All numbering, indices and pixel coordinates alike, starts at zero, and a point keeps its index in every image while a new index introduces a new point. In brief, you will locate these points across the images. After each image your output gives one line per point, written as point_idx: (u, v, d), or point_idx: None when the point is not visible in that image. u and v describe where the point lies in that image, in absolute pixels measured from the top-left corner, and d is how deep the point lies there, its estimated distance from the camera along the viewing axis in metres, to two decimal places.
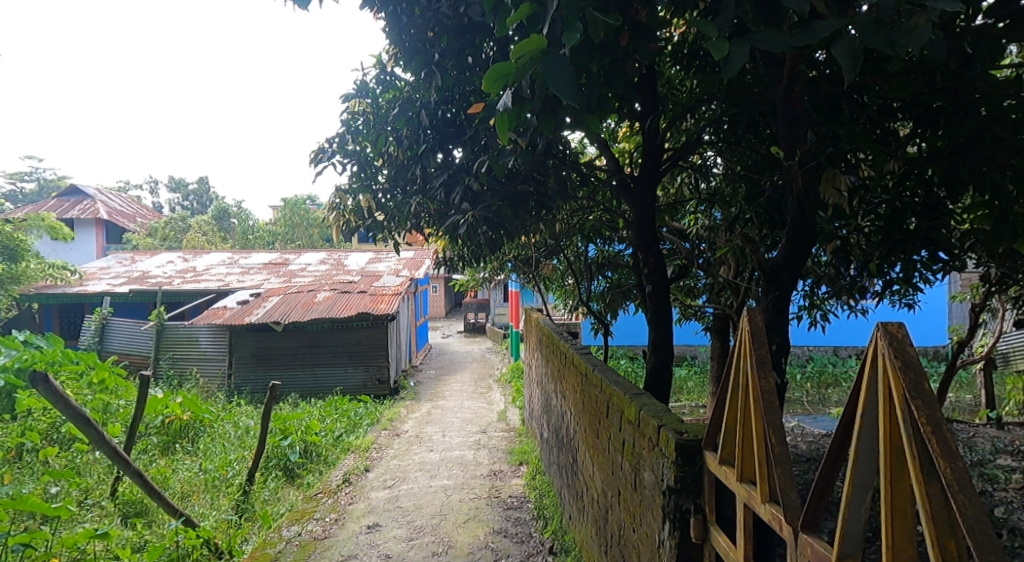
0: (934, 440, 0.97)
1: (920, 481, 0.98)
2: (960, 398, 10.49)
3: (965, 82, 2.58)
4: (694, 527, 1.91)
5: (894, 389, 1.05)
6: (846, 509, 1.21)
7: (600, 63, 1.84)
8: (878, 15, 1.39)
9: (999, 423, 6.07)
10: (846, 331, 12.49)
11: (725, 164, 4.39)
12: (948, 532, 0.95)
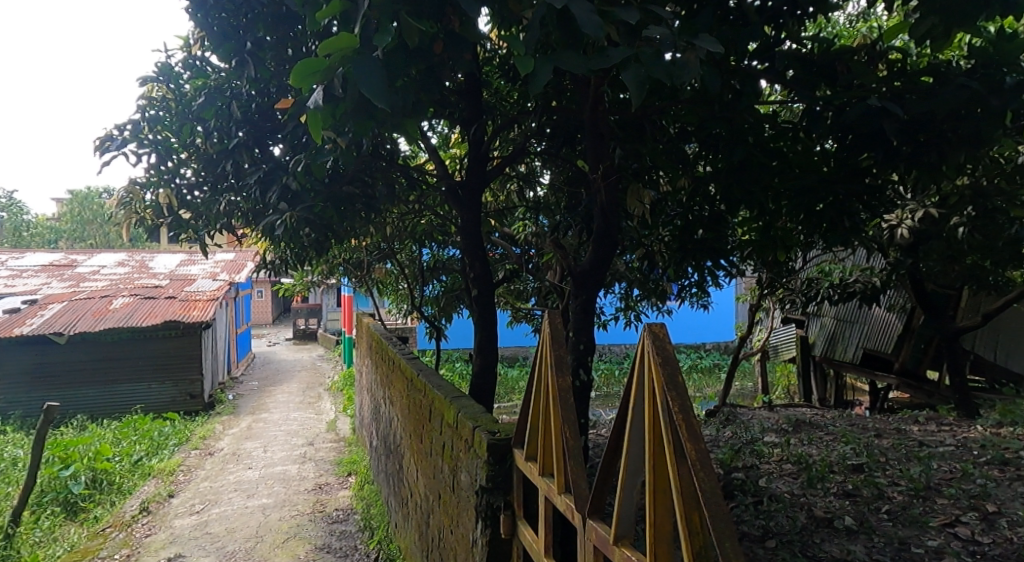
0: (683, 425, 1.08)
1: (673, 462, 1.11)
2: (743, 386, 12.16)
3: (737, 113, 2.98)
4: (504, 523, 1.98)
5: (657, 381, 1.18)
6: (622, 492, 1.32)
7: (415, 69, 1.86)
8: (659, 49, 1.55)
9: (772, 406, 7.12)
10: None
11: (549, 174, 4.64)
12: (693, 506, 1.08)
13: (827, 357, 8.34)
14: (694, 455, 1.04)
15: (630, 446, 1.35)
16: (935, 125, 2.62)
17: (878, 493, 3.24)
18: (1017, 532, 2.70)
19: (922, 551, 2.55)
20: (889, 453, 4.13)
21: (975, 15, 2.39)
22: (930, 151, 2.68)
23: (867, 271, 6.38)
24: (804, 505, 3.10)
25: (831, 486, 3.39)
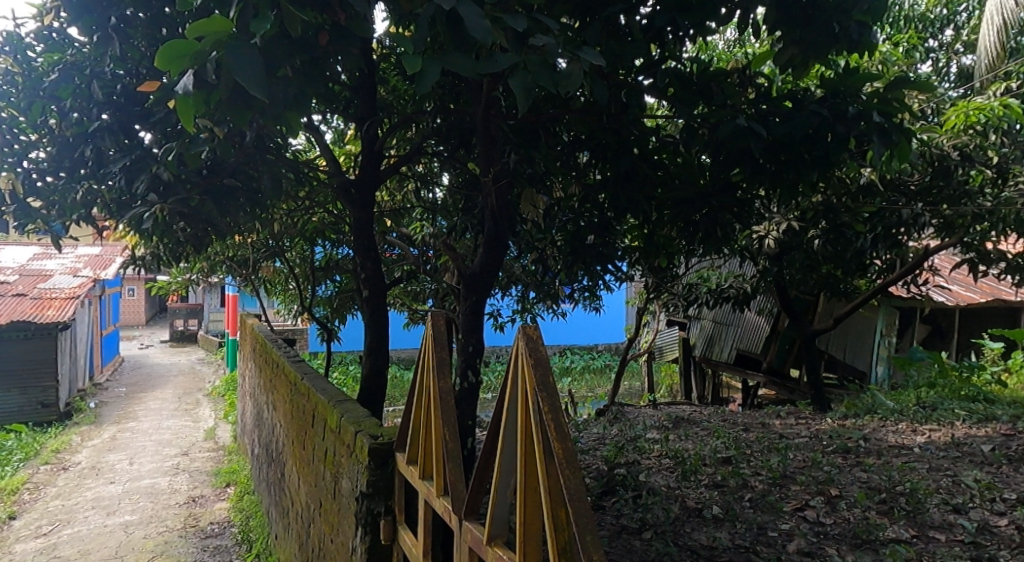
0: (552, 423, 1.12)
1: (543, 459, 1.14)
2: (631, 385, 12.78)
3: (624, 124, 3.11)
4: (384, 529, 1.95)
5: (530, 381, 1.22)
6: (495, 492, 1.34)
7: (300, 60, 1.79)
8: (545, 58, 1.59)
9: (655, 404, 7.53)
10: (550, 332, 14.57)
11: (447, 176, 4.62)
12: (559, 502, 1.12)
13: (705, 358, 8.95)
14: (561, 453, 1.07)
15: (504, 447, 1.37)
16: (793, 146, 2.89)
17: (742, 483, 3.51)
18: (855, 512, 3.03)
19: (776, 534, 2.81)
20: (754, 445, 4.49)
21: (827, 49, 2.68)
22: (790, 170, 2.96)
23: (739, 277, 6.94)
24: (677, 497, 3.31)
25: (702, 478, 3.63)
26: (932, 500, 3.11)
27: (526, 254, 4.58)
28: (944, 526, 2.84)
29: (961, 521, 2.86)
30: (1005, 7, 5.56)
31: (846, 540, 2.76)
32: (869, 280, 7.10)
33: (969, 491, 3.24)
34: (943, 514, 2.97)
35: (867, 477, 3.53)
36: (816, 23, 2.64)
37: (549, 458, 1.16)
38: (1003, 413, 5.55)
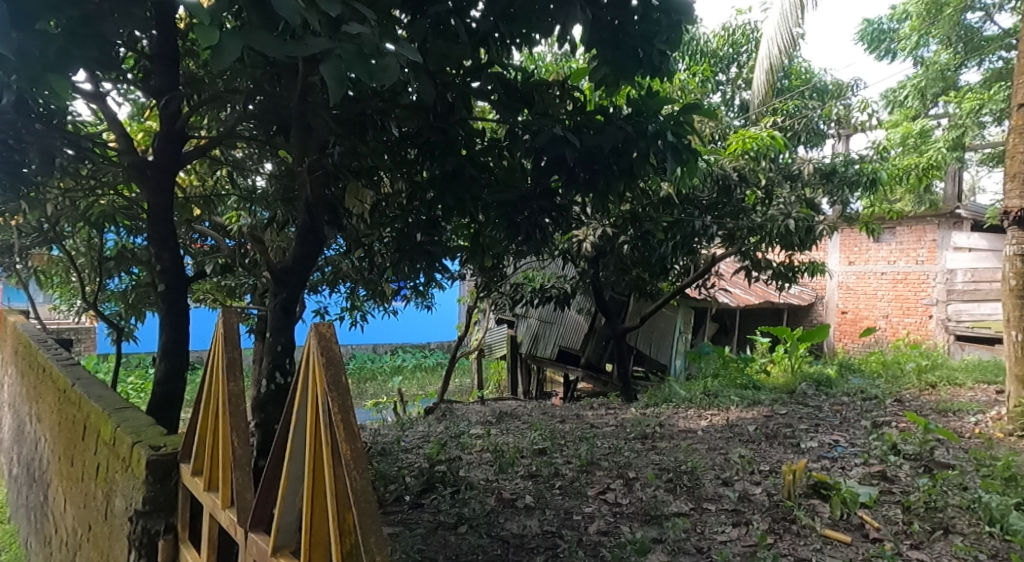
0: (341, 425, 1.11)
1: (331, 464, 1.12)
2: (461, 382, 13.03)
3: (449, 124, 3.12)
4: (163, 549, 1.78)
5: (319, 383, 1.18)
6: (284, 499, 1.29)
7: (67, 15, 1.54)
8: (359, 46, 1.55)
9: (480, 400, 7.74)
10: (381, 331, 14.49)
11: (266, 163, 4.31)
12: (345, 507, 1.11)
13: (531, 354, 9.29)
14: (348, 454, 1.07)
15: (292, 452, 1.32)
16: (603, 157, 3.12)
17: (554, 471, 3.73)
18: (646, 492, 3.37)
19: (580, 517, 3.03)
20: (567, 435, 4.80)
21: (633, 71, 2.92)
22: (599, 179, 3.19)
23: (561, 278, 7.49)
24: (493, 489, 3.41)
25: (518, 469, 3.79)
26: (707, 475, 3.55)
27: (354, 250, 4.46)
28: (715, 497, 3.26)
29: (728, 492, 3.31)
30: (771, 54, 6.38)
31: (638, 517, 3.06)
32: (670, 284, 7.84)
33: (736, 465, 3.76)
34: (715, 487, 3.40)
35: (658, 460, 3.93)
36: (623, 46, 2.88)
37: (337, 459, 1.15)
38: (766, 397, 6.53)
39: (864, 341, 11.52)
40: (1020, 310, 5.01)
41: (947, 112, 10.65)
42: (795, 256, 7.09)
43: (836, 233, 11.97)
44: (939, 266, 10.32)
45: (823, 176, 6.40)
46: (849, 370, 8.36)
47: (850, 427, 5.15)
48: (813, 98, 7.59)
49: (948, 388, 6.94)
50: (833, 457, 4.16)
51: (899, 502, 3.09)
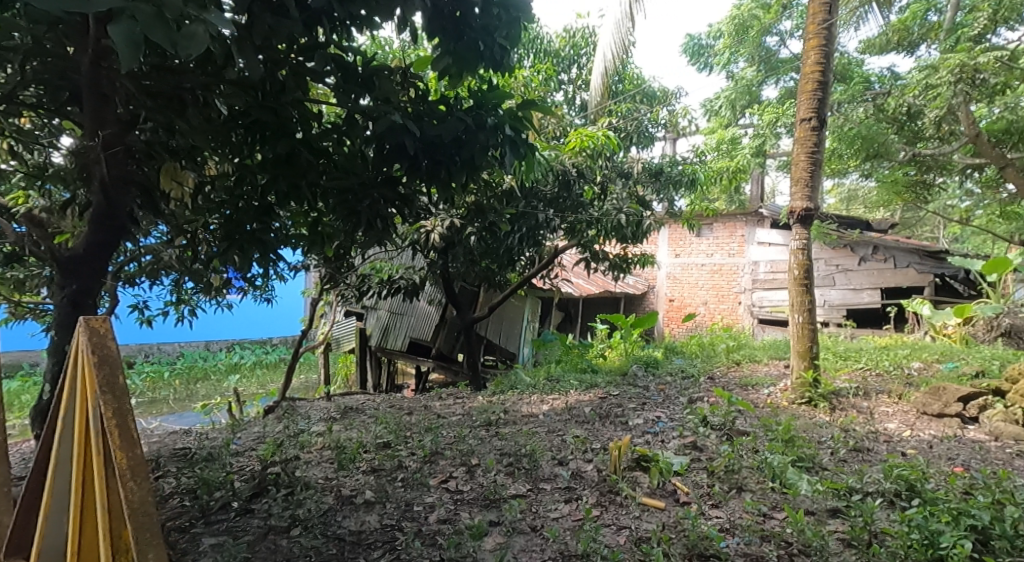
0: (116, 432, 1.65)
1: (103, 468, 1.64)
2: (306, 378, 12.44)
3: (281, 105, 2.90)
4: None
5: (96, 397, 1.66)
6: (48, 499, 1.76)
7: None
8: (158, 12, 1.50)
9: (325, 396, 7.45)
10: (214, 326, 13.38)
11: (65, 138, 3.75)
12: (110, 497, 1.67)
13: (381, 347, 9.07)
14: (124, 460, 1.65)
15: (56, 460, 1.75)
16: (445, 147, 3.10)
17: (397, 464, 3.68)
18: (487, 477, 3.44)
19: (421, 507, 3.04)
20: (413, 426, 4.78)
21: (475, 64, 2.94)
22: (441, 169, 3.17)
23: (410, 268, 7.44)
24: (332, 487, 3.30)
25: (360, 464, 3.70)
26: (544, 456, 3.71)
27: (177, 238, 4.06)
28: (551, 477, 3.42)
29: (563, 471, 3.48)
30: (607, 61, 6.75)
31: (477, 502, 3.12)
32: (518, 274, 8.06)
33: (571, 445, 3.97)
34: (552, 467, 3.57)
35: (501, 445, 4.04)
36: (465, 38, 2.89)
37: (108, 465, 1.67)
38: (601, 380, 6.99)
39: (688, 325, 12.80)
40: (802, 296, 5.85)
41: (752, 122, 12.08)
42: (628, 249, 7.64)
43: (664, 228, 13.03)
44: (746, 258, 11.84)
45: (650, 175, 6.95)
46: (673, 353, 9.22)
47: (671, 404, 5.69)
48: (643, 102, 8.20)
49: (750, 365, 7.93)
50: (654, 432, 4.56)
51: (706, 468, 3.47)
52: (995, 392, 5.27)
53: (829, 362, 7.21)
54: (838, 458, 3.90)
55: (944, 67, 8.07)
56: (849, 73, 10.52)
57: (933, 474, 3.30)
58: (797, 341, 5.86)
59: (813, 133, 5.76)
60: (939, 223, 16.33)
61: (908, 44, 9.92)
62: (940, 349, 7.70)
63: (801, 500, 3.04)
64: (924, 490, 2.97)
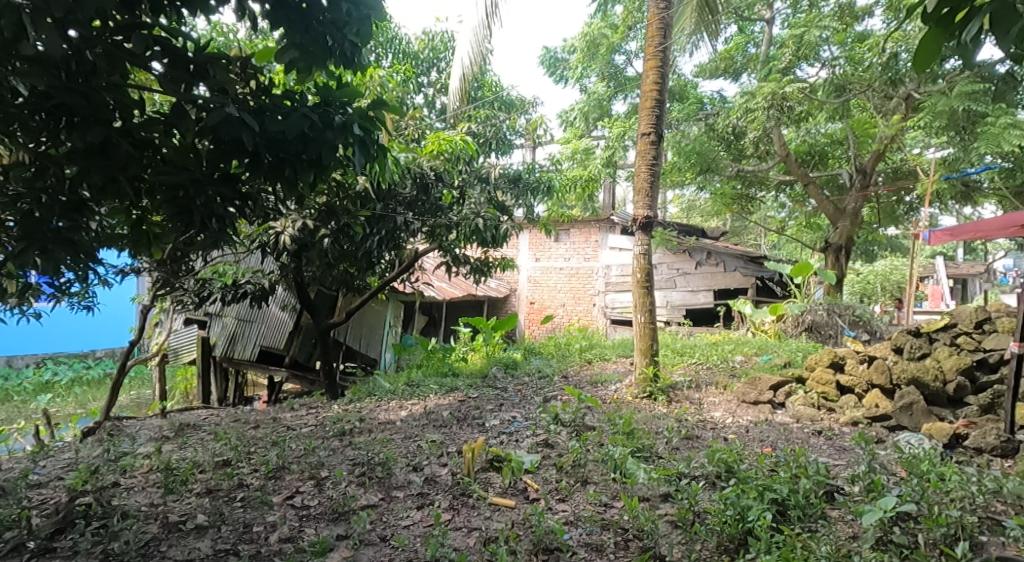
0: None
1: None
2: (136, 394, 11.19)
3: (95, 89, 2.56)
4: None
5: None
6: None
7: None
8: None
9: (161, 413, 6.75)
10: (21, 340, 11.71)
11: None
12: None
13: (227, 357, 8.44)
14: None
15: None
16: (289, 145, 2.89)
17: (237, 483, 3.41)
18: (337, 489, 3.30)
19: (262, 528, 2.86)
20: (257, 441, 4.46)
21: (323, 60, 2.80)
22: (286, 168, 2.93)
23: (258, 272, 6.97)
24: (158, 514, 3.00)
25: (193, 487, 3.38)
26: (398, 463, 3.62)
27: None
28: (404, 484, 3.36)
29: (416, 477, 3.43)
30: (465, 68, 6.82)
31: (324, 517, 2.99)
32: (377, 278, 7.86)
33: (425, 451, 3.90)
34: (405, 474, 3.50)
35: (353, 455, 3.89)
36: (312, 32, 2.75)
37: None
38: (461, 383, 7.00)
39: (548, 326, 13.25)
40: (644, 297, 6.31)
41: (603, 135, 12.79)
42: (489, 253, 7.75)
43: (524, 232, 13.38)
44: (600, 262, 12.56)
45: (509, 181, 7.11)
46: (531, 354, 9.50)
47: (527, 403, 5.85)
48: (501, 110, 8.36)
49: (600, 363, 8.40)
50: (509, 432, 4.66)
51: (554, 464, 3.61)
52: (800, 380, 6.04)
53: (667, 358, 7.84)
54: (671, 446, 4.25)
55: (761, 94, 9.13)
56: (686, 94, 11.53)
57: (747, 456, 3.70)
58: (640, 339, 6.29)
59: (652, 147, 6.24)
60: (760, 233, 18.42)
61: (734, 71, 11.09)
62: (758, 344, 8.68)
63: (637, 487, 3.26)
64: (739, 470, 3.32)
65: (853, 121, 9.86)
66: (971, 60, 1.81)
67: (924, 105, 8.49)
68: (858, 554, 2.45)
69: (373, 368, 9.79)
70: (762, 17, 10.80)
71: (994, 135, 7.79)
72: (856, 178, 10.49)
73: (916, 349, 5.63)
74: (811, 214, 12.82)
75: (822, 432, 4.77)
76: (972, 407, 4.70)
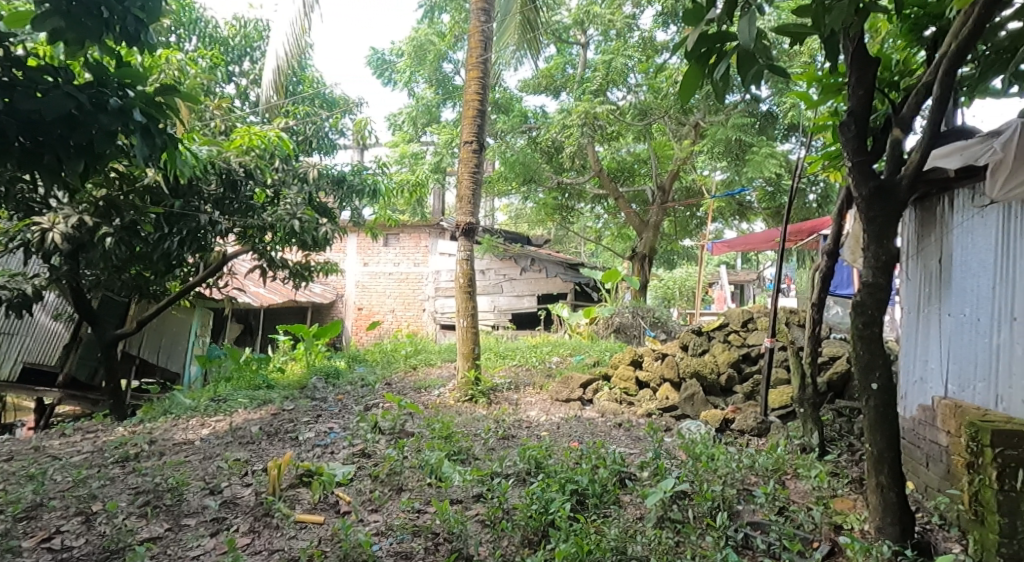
0: None
1: None
2: None
3: None
4: None
5: None
6: None
7: None
8: None
9: None
10: None
11: None
12: None
13: None
14: None
15: None
16: (49, 127, 2.45)
17: None
18: (112, 523, 2.91)
19: None
20: (11, 476, 3.77)
21: (97, 33, 2.43)
22: (44, 153, 2.48)
23: (20, 277, 5.91)
24: None
25: None
26: (191, 488, 3.28)
27: None
28: (196, 511, 3.05)
29: (211, 501, 3.13)
30: (279, 59, 6.37)
31: (92, 558, 2.63)
32: (178, 283, 7.07)
33: (224, 471, 3.56)
34: (199, 499, 3.18)
35: (137, 483, 3.45)
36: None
37: None
38: (276, 395, 6.50)
39: (377, 332, 12.91)
40: (466, 302, 6.44)
41: (431, 140, 12.81)
42: (310, 257, 7.36)
43: (352, 236, 12.92)
44: (429, 267, 12.56)
45: (332, 182, 6.78)
46: (356, 361, 9.20)
47: (346, 413, 5.64)
48: (323, 108, 7.88)
49: (424, 368, 8.39)
50: (324, 444, 4.45)
51: (369, 474, 3.53)
52: (606, 377, 6.57)
53: (488, 361, 8.05)
54: (487, 447, 4.37)
55: (576, 112, 9.84)
56: (511, 107, 11.99)
57: (556, 451, 3.93)
58: (462, 343, 6.40)
59: (473, 155, 6.37)
60: (580, 242, 19.71)
61: (555, 89, 11.77)
62: (572, 345, 9.27)
63: (451, 490, 3.31)
64: (546, 465, 3.52)
65: (654, 143, 10.98)
66: (722, 93, 2.11)
67: (708, 132, 9.74)
68: (641, 533, 2.71)
69: (175, 383, 8.77)
70: (577, 41, 11.62)
71: (759, 163, 9.25)
72: (658, 194, 11.49)
73: (699, 346, 6.43)
74: (621, 225, 14.02)
75: (623, 424, 5.23)
76: (740, 394, 5.47)
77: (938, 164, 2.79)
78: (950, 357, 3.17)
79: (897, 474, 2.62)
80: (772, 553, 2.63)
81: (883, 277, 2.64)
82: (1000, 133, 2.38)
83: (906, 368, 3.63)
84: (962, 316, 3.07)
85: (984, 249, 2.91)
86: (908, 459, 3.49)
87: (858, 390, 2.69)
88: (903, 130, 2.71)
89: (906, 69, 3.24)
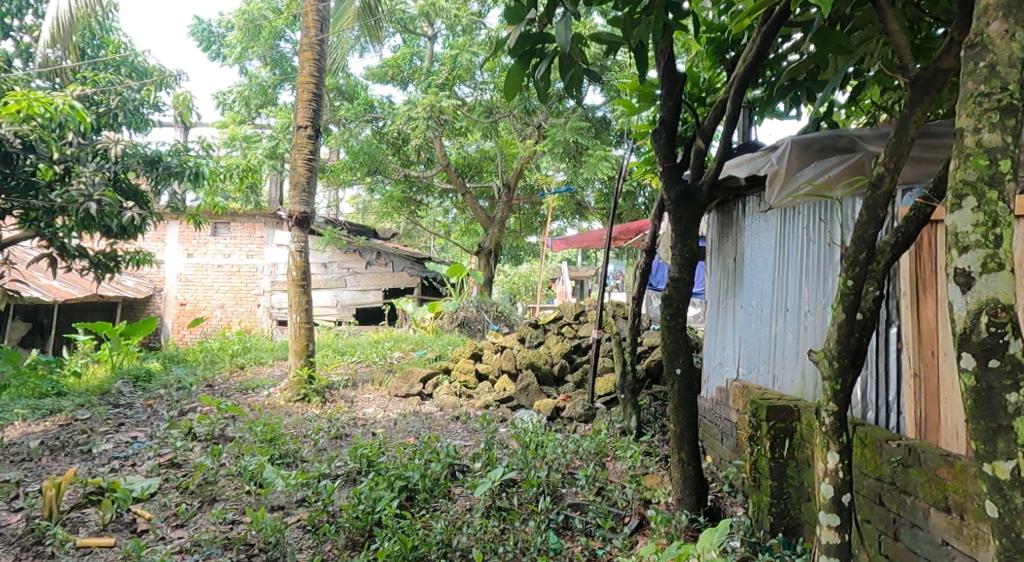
0: None
1: None
2: None
3: None
4: None
5: None
6: None
7: None
8: None
9: None
10: None
11: None
12: None
13: None
14: None
15: None
16: None
17: None
18: None
19: None
20: None
21: None
22: None
23: None
24: None
25: None
26: None
27: None
28: None
29: None
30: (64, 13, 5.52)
31: None
32: None
33: None
34: None
35: None
36: None
37: None
38: (68, 403, 5.61)
39: (202, 329, 11.72)
40: (300, 297, 6.08)
41: (267, 124, 11.95)
42: (116, 245, 6.47)
43: (172, 223, 11.64)
44: (264, 260, 11.68)
45: (143, 162, 5.96)
46: (173, 363, 8.29)
47: (155, 421, 5.06)
48: (132, 78, 6.84)
49: (253, 368, 7.77)
50: (124, 456, 3.95)
51: (177, 486, 3.20)
52: (445, 371, 6.57)
53: (324, 358, 7.63)
54: (316, 447, 4.16)
55: (421, 104, 9.74)
56: (356, 95, 11.55)
57: (388, 448, 3.84)
58: (295, 339, 6.02)
59: (308, 141, 6.02)
60: (428, 236, 19.52)
61: (402, 80, 11.50)
62: (415, 340, 9.15)
63: (273, 496, 3.10)
64: (378, 463, 3.42)
65: (500, 141, 11.19)
66: (545, 93, 2.17)
67: (549, 133, 10.12)
68: (468, 524, 2.75)
69: None
70: (424, 32, 11.49)
71: (593, 164, 9.80)
72: (503, 191, 11.58)
73: (535, 338, 6.66)
74: (469, 221, 14.12)
75: (460, 418, 5.27)
76: (570, 384, 5.75)
77: (731, 172, 3.13)
78: (741, 344, 3.58)
79: (694, 448, 2.90)
80: (587, 531, 2.80)
81: (686, 272, 2.90)
82: (776, 149, 2.74)
83: (709, 354, 4.06)
84: (751, 307, 3.49)
85: (767, 249, 3.33)
86: (708, 435, 3.90)
87: (664, 375, 2.94)
88: (703, 141, 2.99)
89: (710, 87, 3.59)
